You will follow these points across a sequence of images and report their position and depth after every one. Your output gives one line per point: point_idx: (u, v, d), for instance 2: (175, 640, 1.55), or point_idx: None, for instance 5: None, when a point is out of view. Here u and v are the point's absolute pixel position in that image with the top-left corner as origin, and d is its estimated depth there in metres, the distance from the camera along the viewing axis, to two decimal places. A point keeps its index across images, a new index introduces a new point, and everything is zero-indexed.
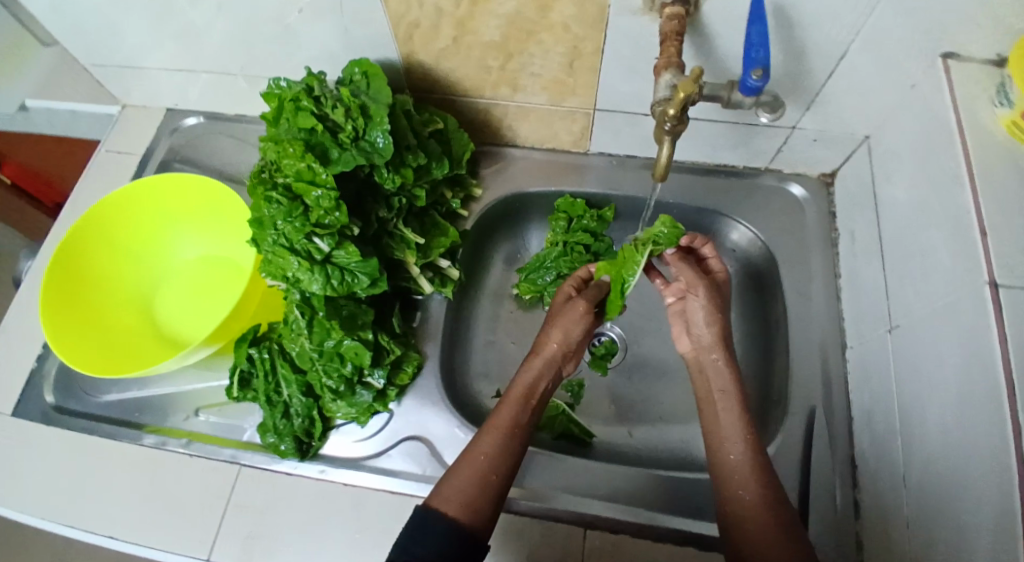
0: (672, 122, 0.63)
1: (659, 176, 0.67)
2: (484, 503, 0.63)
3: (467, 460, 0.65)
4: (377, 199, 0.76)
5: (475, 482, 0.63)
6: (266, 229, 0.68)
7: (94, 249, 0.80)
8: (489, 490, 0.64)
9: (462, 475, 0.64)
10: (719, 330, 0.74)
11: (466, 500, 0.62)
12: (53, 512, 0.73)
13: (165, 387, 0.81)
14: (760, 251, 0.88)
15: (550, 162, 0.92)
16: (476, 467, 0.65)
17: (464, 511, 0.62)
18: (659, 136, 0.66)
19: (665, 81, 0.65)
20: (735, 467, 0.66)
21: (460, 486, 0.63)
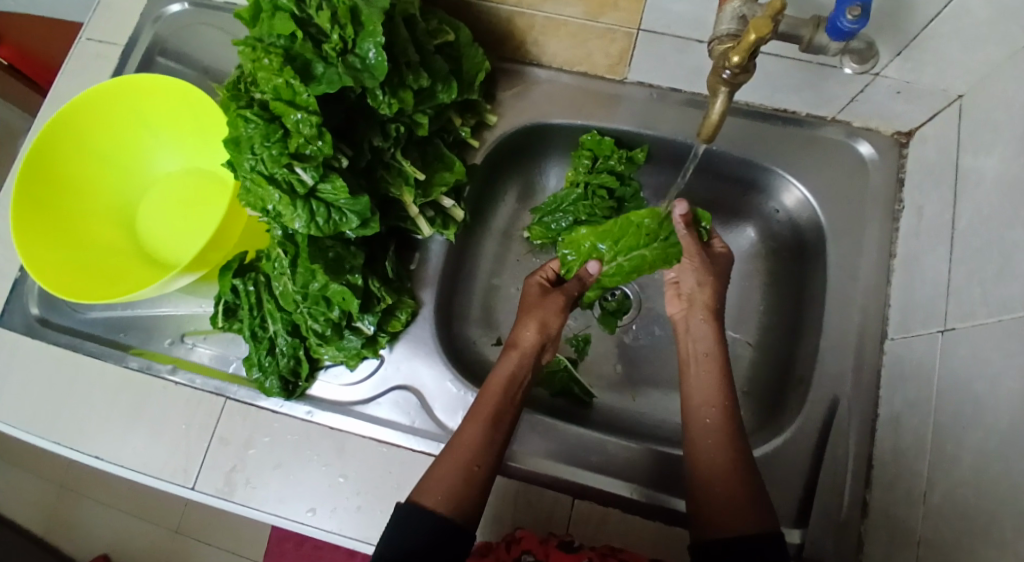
0: (733, 71, 0.50)
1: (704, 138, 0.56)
2: (469, 498, 0.59)
3: (449, 454, 0.61)
4: (370, 124, 0.66)
5: (459, 478, 0.60)
6: (242, 152, 0.60)
7: (73, 156, 0.76)
8: (473, 484, 0.60)
9: (443, 472, 0.60)
10: (712, 294, 0.72)
11: (453, 498, 0.58)
12: (45, 430, 0.75)
13: (150, 309, 0.78)
14: (809, 217, 0.78)
15: (578, 89, 0.82)
16: (458, 460, 0.61)
17: (449, 506, 0.58)
18: (713, 85, 0.52)
19: (732, 10, 0.51)
20: (713, 427, 0.63)
21: (445, 484, 0.59)
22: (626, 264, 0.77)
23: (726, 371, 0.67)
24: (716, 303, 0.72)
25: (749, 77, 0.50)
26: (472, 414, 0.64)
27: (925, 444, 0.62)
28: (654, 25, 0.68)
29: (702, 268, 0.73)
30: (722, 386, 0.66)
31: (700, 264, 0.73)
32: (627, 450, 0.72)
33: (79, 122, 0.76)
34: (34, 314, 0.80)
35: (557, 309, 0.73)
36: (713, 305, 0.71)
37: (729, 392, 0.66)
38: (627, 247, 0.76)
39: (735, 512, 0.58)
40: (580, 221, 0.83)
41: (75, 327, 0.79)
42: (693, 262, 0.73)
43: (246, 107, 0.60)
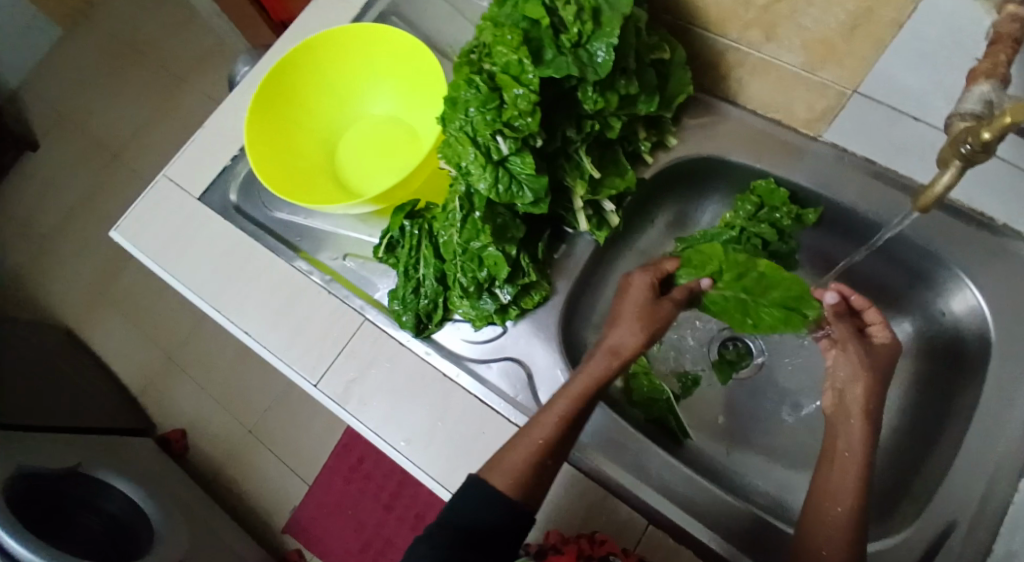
0: (974, 148, 0.50)
1: (920, 206, 0.59)
2: (534, 485, 0.63)
3: (517, 444, 0.65)
4: (569, 115, 0.71)
5: (525, 467, 0.63)
6: (456, 111, 0.66)
7: (305, 78, 0.86)
8: (540, 475, 0.63)
9: (517, 454, 0.63)
10: (864, 393, 0.67)
11: (519, 483, 0.62)
12: (213, 298, 0.86)
13: (323, 223, 0.87)
14: (978, 331, 0.74)
15: (766, 134, 0.82)
16: (527, 451, 0.64)
17: (516, 490, 0.62)
18: (948, 157, 0.53)
19: (979, 93, 0.51)
20: (839, 529, 0.62)
21: (512, 471, 0.63)
22: (733, 302, 0.76)
23: (865, 476, 0.64)
24: (873, 402, 0.67)
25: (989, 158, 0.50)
26: (548, 408, 0.67)
27: None
28: (873, 91, 0.68)
29: (860, 361, 0.68)
30: (859, 491, 0.63)
31: (858, 356, 0.68)
32: (711, 494, 0.72)
33: (320, 50, 0.85)
34: (230, 200, 0.91)
35: (654, 325, 0.71)
36: (868, 409, 0.66)
37: (864, 500, 0.63)
38: (738, 284, 0.75)
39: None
40: None
41: (259, 221, 0.89)
42: (847, 351, 0.69)
43: (475, 72, 0.66)
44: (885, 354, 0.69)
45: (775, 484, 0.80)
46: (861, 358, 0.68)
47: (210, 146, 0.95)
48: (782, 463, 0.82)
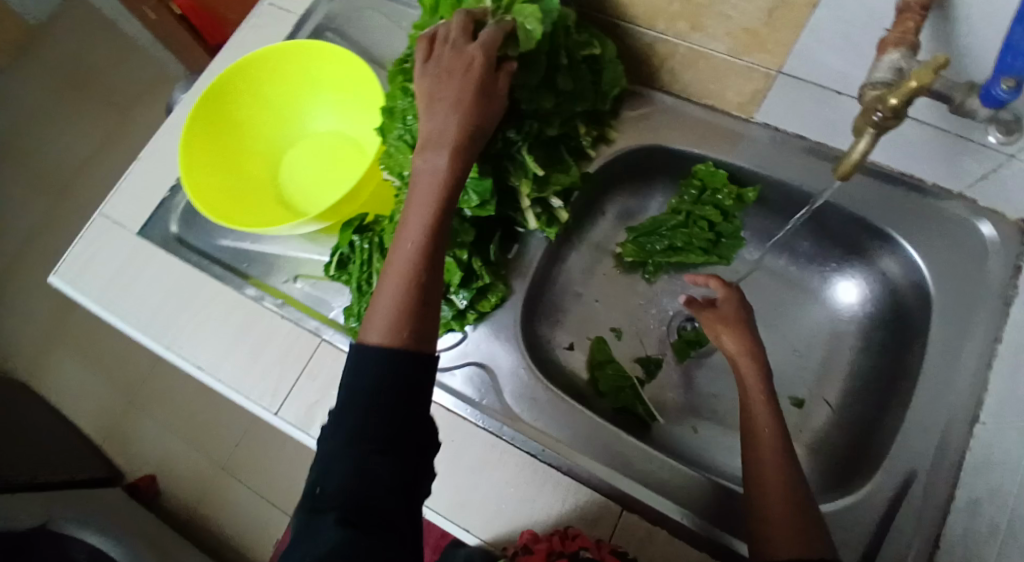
0: (886, 114, 0.52)
1: (840, 175, 0.61)
2: (422, 306, 0.55)
3: (379, 303, 0.55)
4: (508, 117, 0.72)
5: (403, 300, 0.54)
6: (395, 121, 0.67)
7: (240, 101, 0.84)
8: (425, 294, 0.55)
9: (382, 308, 0.54)
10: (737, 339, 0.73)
11: (401, 323, 0.53)
12: (161, 334, 0.83)
13: (271, 247, 0.86)
14: (914, 289, 0.78)
15: (704, 121, 0.84)
16: (392, 297, 0.55)
17: (403, 330, 0.53)
18: (861, 126, 0.56)
19: (889, 61, 0.54)
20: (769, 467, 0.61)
21: (389, 319, 0.54)
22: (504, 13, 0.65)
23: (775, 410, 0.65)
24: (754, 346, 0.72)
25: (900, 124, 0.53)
26: (394, 259, 0.57)
27: (999, 531, 0.60)
28: (797, 71, 0.70)
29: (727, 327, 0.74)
30: (776, 427, 0.64)
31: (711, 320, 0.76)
32: (680, 473, 0.73)
33: (253, 72, 0.83)
34: (171, 231, 0.89)
35: (442, 193, 0.58)
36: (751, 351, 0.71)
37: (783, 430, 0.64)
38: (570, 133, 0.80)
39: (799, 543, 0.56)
40: (675, 247, 0.88)
41: (204, 251, 0.87)
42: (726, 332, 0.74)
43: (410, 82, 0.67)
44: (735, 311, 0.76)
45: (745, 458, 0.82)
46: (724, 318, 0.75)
47: (148, 179, 0.93)
48: None
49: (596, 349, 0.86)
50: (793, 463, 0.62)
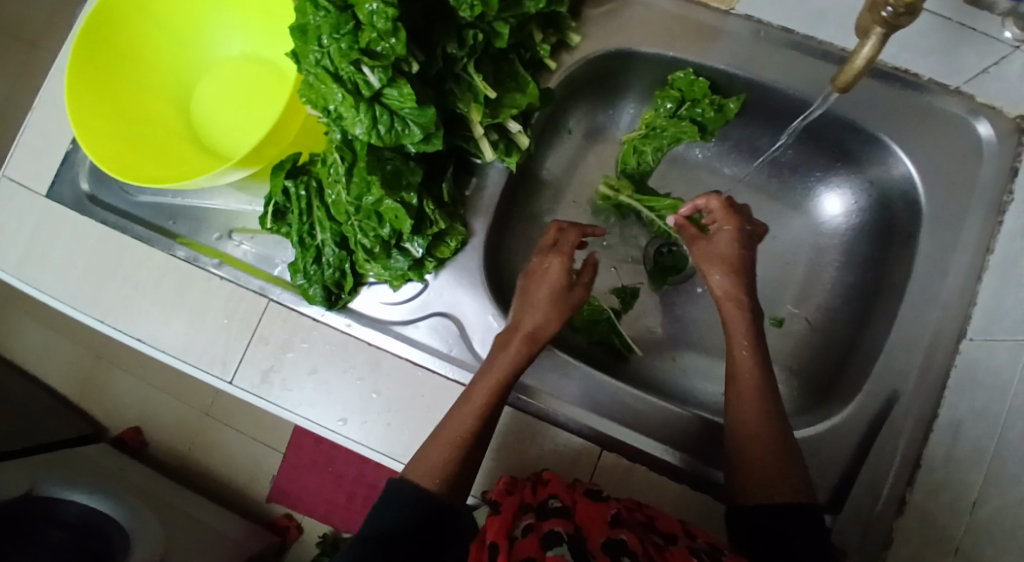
0: (898, 9, 0.45)
1: (840, 87, 0.52)
2: (464, 480, 0.59)
3: (444, 435, 0.59)
4: (447, 29, 0.62)
5: (450, 454, 0.58)
6: (308, 43, 0.56)
7: (132, 29, 0.72)
8: (469, 465, 0.59)
9: (439, 451, 0.58)
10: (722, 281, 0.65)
11: (446, 484, 0.57)
12: (89, 306, 0.76)
13: (198, 199, 0.77)
14: (905, 199, 0.72)
15: (677, 17, 0.73)
16: (454, 441, 0.59)
17: (444, 487, 0.57)
18: (867, 25, 0.47)
19: None
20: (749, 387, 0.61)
21: (440, 465, 0.58)
22: None
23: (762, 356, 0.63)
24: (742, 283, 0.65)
25: (912, 20, 0.45)
26: (471, 396, 0.61)
27: (984, 456, 0.59)
28: None
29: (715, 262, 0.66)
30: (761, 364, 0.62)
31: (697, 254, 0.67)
32: (659, 409, 0.70)
33: None
34: (82, 189, 0.80)
35: (502, 384, 0.61)
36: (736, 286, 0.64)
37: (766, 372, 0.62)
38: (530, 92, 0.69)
39: (774, 474, 0.58)
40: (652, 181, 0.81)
41: (124, 209, 0.78)
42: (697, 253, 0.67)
43: None
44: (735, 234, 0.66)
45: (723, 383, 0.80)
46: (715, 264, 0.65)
47: (48, 129, 0.81)
48: None
49: None
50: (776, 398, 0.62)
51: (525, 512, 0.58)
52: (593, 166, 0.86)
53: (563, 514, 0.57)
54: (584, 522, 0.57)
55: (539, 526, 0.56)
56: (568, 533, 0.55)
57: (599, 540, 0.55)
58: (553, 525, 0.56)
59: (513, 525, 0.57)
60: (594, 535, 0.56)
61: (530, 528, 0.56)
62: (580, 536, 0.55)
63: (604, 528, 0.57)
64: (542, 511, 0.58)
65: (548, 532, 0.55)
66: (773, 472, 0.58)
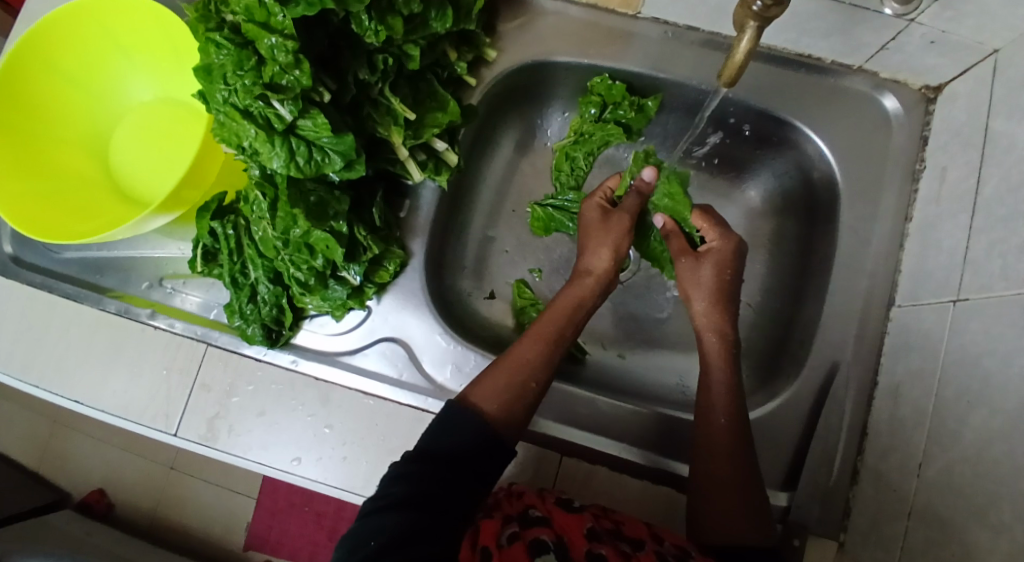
0: (766, 2, 0.47)
1: (727, 80, 0.54)
2: (521, 411, 0.60)
3: (506, 364, 0.61)
4: (356, 55, 0.62)
5: (513, 383, 0.60)
6: (214, 82, 0.56)
7: (34, 81, 0.71)
8: (526, 399, 0.60)
9: (503, 377, 0.60)
10: (713, 308, 0.68)
11: (506, 411, 0.58)
12: (20, 371, 0.72)
13: (127, 250, 0.75)
14: (825, 177, 0.74)
15: (587, 24, 0.75)
16: (516, 373, 0.60)
17: (501, 414, 0.58)
18: (742, 20, 0.49)
19: None
20: (722, 434, 0.62)
21: (501, 389, 0.59)
22: None
23: (733, 387, 0.65)
24: (724, 310, 0.68)
25: (782, 10, 0.47)
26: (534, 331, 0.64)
27: (924, 417, 0.60)
28: None
29: (706, 284, 0.69)
30: (733, 398, 0.64)
31: (701, 273, 0.69)
32: (616, 409, 0.71)
33: (40, 45, 0.69)
34: (5, 251, 0.77)
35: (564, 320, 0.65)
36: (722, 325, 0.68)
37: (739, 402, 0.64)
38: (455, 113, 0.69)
39: (734, 517, 0.60)
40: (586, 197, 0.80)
41: (50, 267, 0.76)
42: (693, 269, 0.70)
43: (216, 29, 0.56)
44: (719, 254, 0.69)
45: (677, 374, 0.80)
46: (709, 277, 0.69)
47: None
48: (680, 351, 0.82)
49: (518, 293, 0.79)
50: (745, 436, 0.63)
51: (507, 522, 0.57)
52: (529, 174, 0.86)
53: (545, 521, 0.56)
54: (565, 531, 0.56)
55: (525, 534, 0.55)
56: (553, 542, 0.54)
57: (581, 550, 0.54)
58: (538, 533, 0.55)
59: (499, 533, 0.56)
60: (576, 544, 0.55)
61: (515, 537, 0.55)
62: (563, 545, 0.55)
63: (584, 537, 0.56)
64: (525, 521, 0.57)
65: (535, 540, 0.55)
66: (737, 512, 0.60)
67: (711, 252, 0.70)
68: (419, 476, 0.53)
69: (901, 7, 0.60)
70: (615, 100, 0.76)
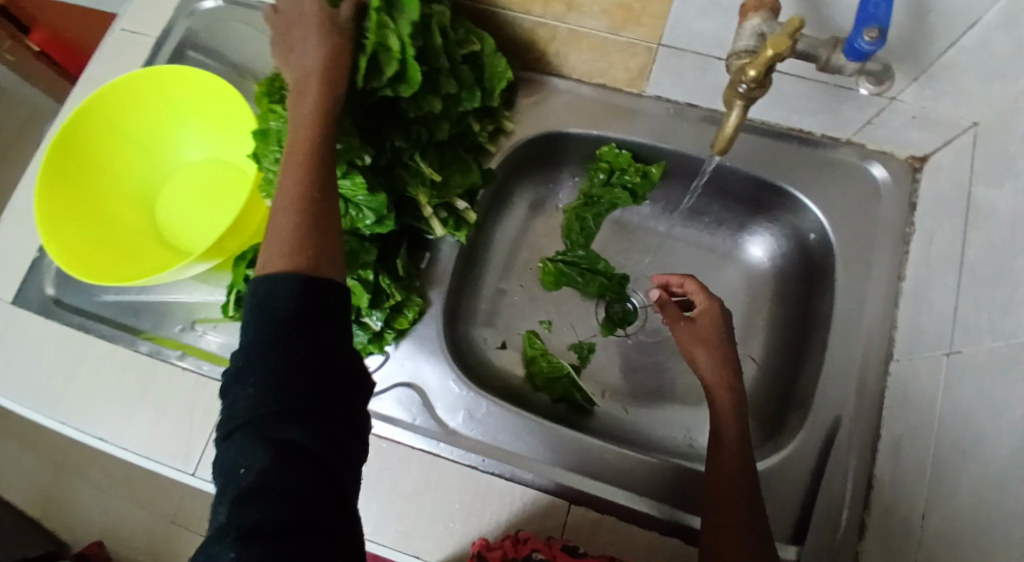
0: (751, 85, 0.53)
1: (720, 149, 0.60)
2: (314, 248, 0.48)
3: (274, 230, 0.49)
4: (395, 124, 0.69)
5: (293, 232, 0.48)
6: (268, 144, 0.63)
7: (95, 137, 0.77)
8: (312, 242, 0.48)
9: (275, 240, 0.48)
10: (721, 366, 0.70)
11: (298, 247, 0.47)
12: (52, 408, 0.75)
13: (164, 295, 0.81)
14: (819, 239, 0.79)
15: (598, 102, 0.83)
16: (283, 230, 0.48)
17: (296, 257, 0.47)
18: (730, 99, 0.56)
19: (751, 27, 0.54)
20: (734, 490, 0.63)
21: (286, 245, 0.48)
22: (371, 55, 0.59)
23: (744, 444, 0.66)
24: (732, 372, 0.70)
25: (764, 92, 0.54)
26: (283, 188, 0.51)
27: (925, 470, 0.62)
28: (676, 41, 0.70)
29: (709, 348, 0.72)
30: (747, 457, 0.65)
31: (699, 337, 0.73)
32: (626, 459, 0.73)
33: (105, 105, 0.77)
34: (47, 293, 0.82)
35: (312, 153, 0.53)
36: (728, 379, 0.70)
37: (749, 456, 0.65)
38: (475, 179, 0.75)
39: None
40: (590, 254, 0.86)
41: (88, 309, 0.81)
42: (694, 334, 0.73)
43: (277, 101, 0.64)
44: (710, 313, 0.73)
45: (685, 427, 0.81)
46: (710, 342, 0.72)
47: (19, 239, 0.85)
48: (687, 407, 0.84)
49: (527, 344, 0.82)
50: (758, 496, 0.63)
51: None
52: (541, 234, 0.92)
53: None
54: None
55: None
56: None
57: None
58: None
59: None
60: None
61: None
62: None
63: None
64: None
65: None
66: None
67: (703, 313, 0.74)
68: (290, 357, 0.42)
69: (875, 86, 0.65)
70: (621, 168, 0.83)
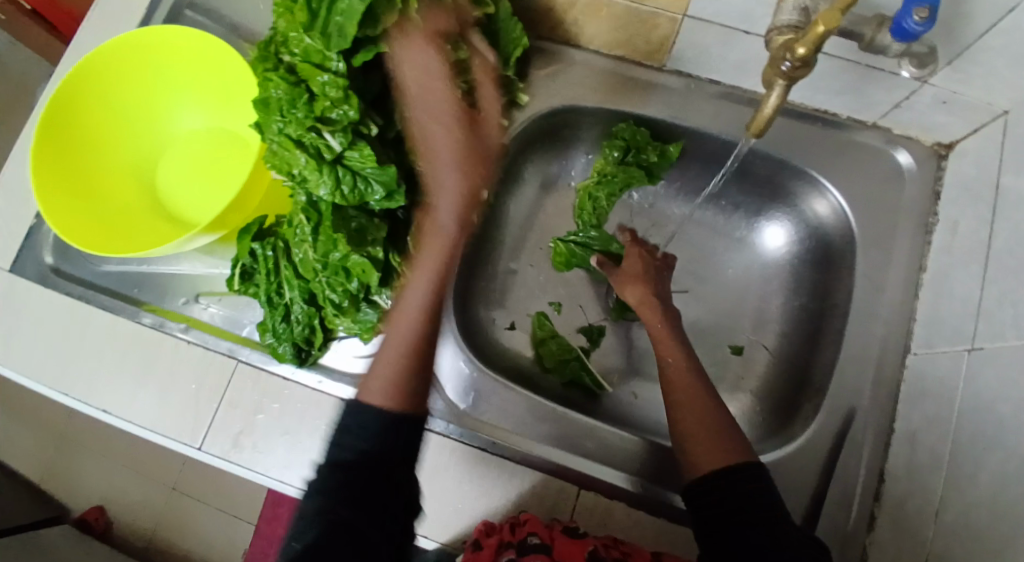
0: (795, 63, 0.50)
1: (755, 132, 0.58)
2: (416, 389, 0.55)
3: (384, 358, 0.57)
4: None
5: (404, 365, 0.56)
6: (270, 114, 0.61)
7: (94, 104, 0.75)
8: (421, 367, 0.57)
9: (388, 363, 0.56)
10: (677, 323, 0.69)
11: (399, 391, 0.54)
12: (55, 380, 0.74)
13: (166, 267, 0.79)
14: (839, 225, 0.77)
15: (615, 75, 0.80)
16: (394, 360, 0.56)
17: (399, 397, 0.54)
18: (770, 78, 0.53)
19: (793, 3, 0.54)
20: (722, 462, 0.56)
21: (391, 385, 0.54)
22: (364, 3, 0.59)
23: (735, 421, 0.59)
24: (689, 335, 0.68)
25: (808, 72, 0.51)
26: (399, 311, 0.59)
27: (941, 462, 0.62)
28: (701, 13, 0.67)
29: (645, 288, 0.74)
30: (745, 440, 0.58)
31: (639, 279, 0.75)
32: (631, 442, 0.70)
33: (103, 71, 0.74)
34: (47, 263, 0.80)
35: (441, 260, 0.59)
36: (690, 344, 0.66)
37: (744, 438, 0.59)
38: None
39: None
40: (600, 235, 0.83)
41: (89, 280, 0.79)
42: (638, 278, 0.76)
43: (274, 69, 0.62)
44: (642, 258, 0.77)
45: None
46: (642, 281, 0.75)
47: (15, 207, 0.82)
48: None
49: (538, 326, 0.81)
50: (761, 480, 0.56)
51: (507, 548, 0.59)
52: (552, 212, 0.89)
53: (542, 549, 0.58)
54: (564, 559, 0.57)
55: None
56: None
57: None
58: None
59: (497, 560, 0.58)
60: None
61: None
62: None
63: None
64: (523, 548, 0.58)
65: None
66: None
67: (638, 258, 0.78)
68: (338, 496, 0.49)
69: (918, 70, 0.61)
70: (637, 145, 0.80)
